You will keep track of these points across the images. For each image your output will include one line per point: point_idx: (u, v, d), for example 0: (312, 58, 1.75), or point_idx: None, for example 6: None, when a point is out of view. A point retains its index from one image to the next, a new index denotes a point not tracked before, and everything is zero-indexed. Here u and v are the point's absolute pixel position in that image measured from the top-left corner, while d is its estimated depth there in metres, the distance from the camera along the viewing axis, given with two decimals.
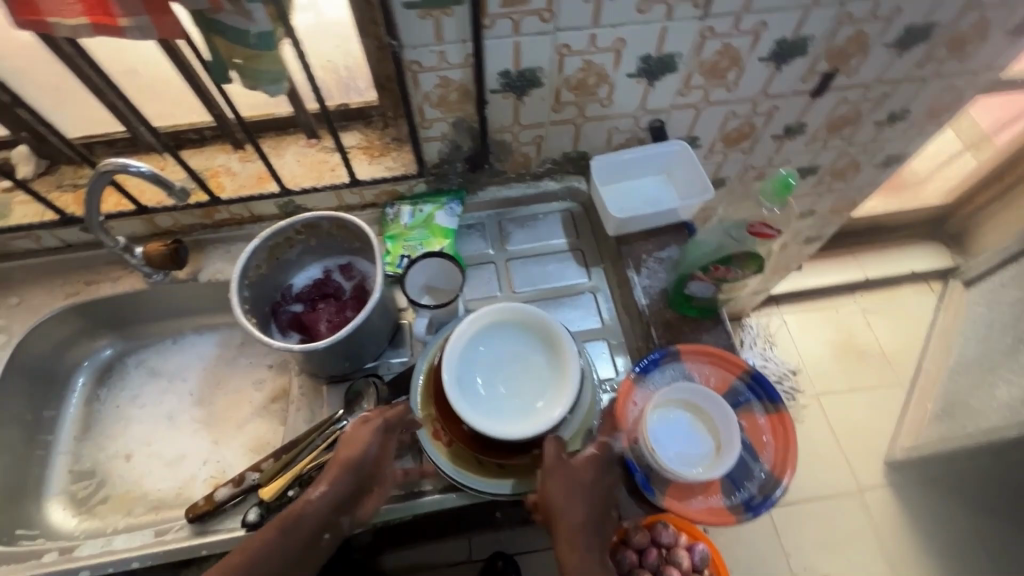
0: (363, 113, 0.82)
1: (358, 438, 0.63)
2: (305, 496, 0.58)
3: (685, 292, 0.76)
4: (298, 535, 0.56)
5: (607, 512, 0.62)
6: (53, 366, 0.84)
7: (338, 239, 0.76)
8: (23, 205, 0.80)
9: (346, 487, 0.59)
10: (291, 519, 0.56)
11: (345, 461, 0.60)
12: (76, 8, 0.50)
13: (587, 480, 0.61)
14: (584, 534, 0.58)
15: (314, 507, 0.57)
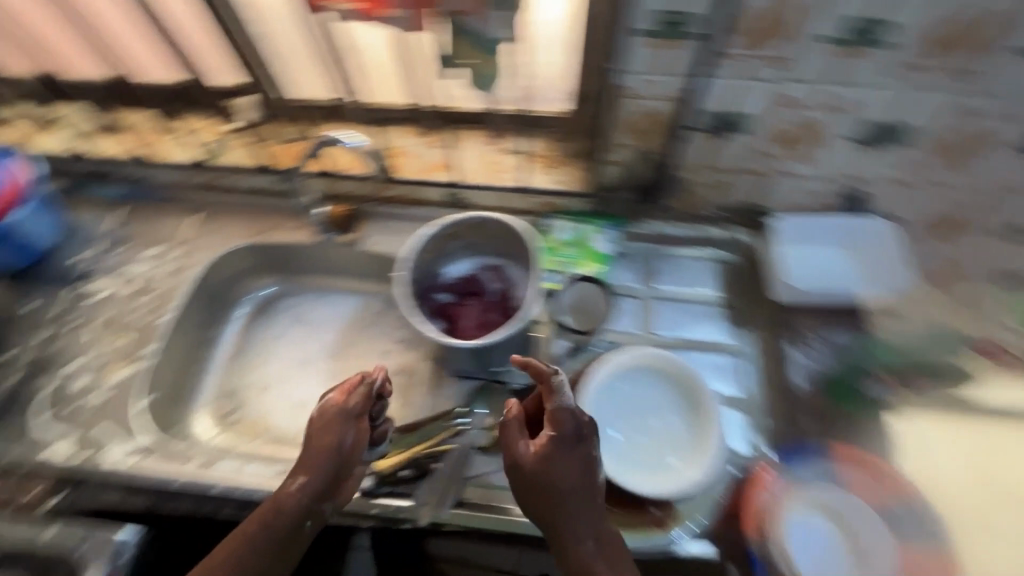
0: (544, 122, 0.82)
1: (329, 419, 0.65)
2: (286, 489, 0.60)
3: (863, 387, 0.74)
4: (279, 526, 0.58)
5: (593, 481, 0.55)
6: (224, 293, 0.93)
7: (501, 240, 0.76)
8: (238, 147, 0.90)
9: (324, 476, 0.61)
10: (270, 509, 0.59)
11: (319, 449, 0.62)
12: None
13: (555, 462, 0.54)
14: (572, 521, 0.54)
15: (290, 496, 0.60)
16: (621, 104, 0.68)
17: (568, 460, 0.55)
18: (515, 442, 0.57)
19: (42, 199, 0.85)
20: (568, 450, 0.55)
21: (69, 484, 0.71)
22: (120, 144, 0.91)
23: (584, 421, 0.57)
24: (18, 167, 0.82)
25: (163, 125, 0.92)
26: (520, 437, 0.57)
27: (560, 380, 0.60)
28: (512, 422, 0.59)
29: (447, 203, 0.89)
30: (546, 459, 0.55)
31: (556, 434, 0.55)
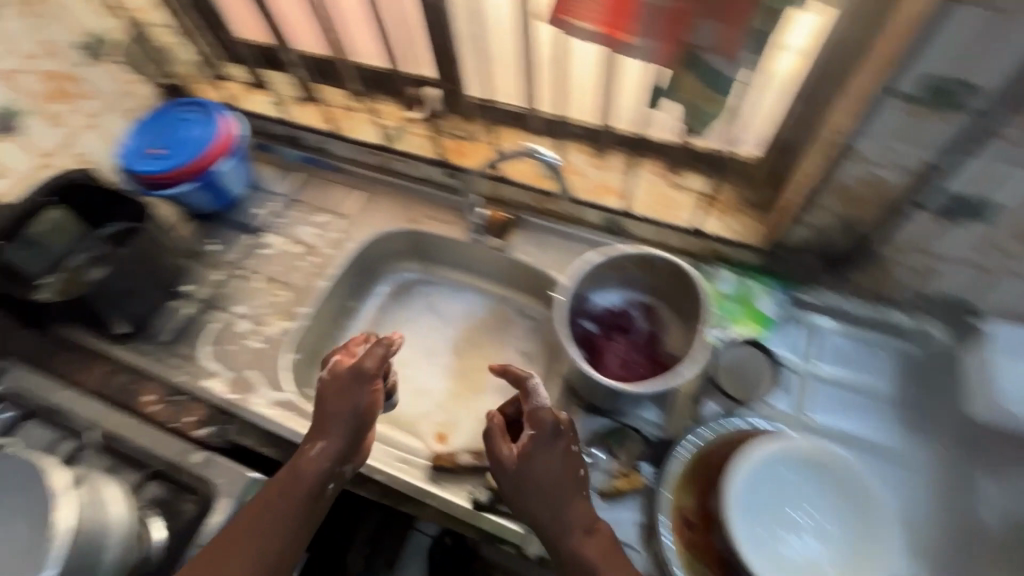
0: (726, 164, 0.78)
1: (342, 386, 0.68)
2: (307, 453, 0.65)
3: None
4: (301, 488, 0.63)
5: (572, 475, 0.62)
6: (372, 270, 0.97)
7: (664, 281, 0.73)
8: (415, 136, 0.94)
9: (341, 441, 0.66)
10: (293, 473, 0.64)
11: (335, 415, 0.66)
12: (603, 22, 0.51)
13: (533, 461, 0.61)
14: (558, 515, 0.60)
15: (311, 462, 0.64)
16: (842, 167, 0.61)
17: (547, 460, 0.61)
18: (499, 446, 0.63)
19: (242, 152, 0.93)
20: (546, 449, 0.62)
21: (218, 420, 0.77)
22: (314, 115, 1.00)
23: (561, 422, 0.63)
24: (228, 120, 0.90)
25: (351, 103, 0.99)
26: (502, 441, 0.63)
27: (536, 384, 0.66)
28: (495, 427, 0.64)
29: (603, 228, 0.87)
30: (527, 459, 0.61)
31: (535, 433, 0.62)
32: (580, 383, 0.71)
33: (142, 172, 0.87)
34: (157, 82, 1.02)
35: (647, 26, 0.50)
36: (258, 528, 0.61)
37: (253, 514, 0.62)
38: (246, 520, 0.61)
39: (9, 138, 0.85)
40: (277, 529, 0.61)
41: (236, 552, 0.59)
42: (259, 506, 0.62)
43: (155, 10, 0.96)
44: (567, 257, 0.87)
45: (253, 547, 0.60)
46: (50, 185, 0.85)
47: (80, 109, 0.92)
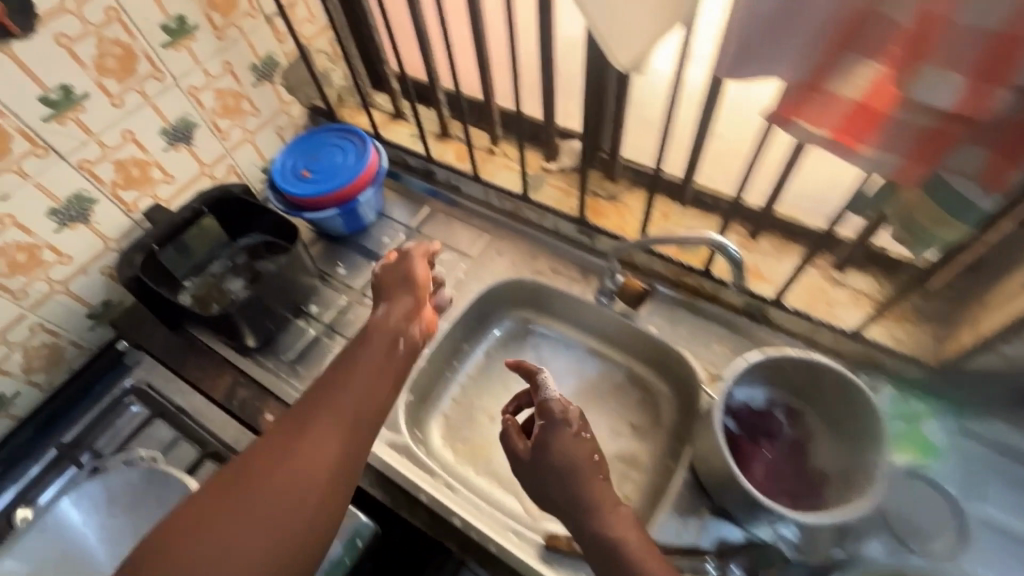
0: (896, 265, 0.73)
1: (400, 272, 0.76)
2: (375, 315, 0.72)
3: None
4: (379, 351, 0.68)
5: (585, 456, 0.64)
6: (488, 315, 0.96)
7: (819, 389, 0.66)
8: (552, 187, 0.93)
9: (401, 301, 0.73)
10: (369, 336, 0.69)
11: (394, 280, 0.75)
12: (835, 126, 0.47)
13: (549, 447, 0.64)
14: (578, 489, 0.61)
15: (384, 324, 0.71)
16: None
17: (560, 446, 0.64)
18: (514, 440, 0.67)
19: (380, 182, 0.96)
20: (557, 432, 0.64)
21: None
22: (452, 152, 1.01)
23: (568, 409, 0.67)
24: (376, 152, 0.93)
25: (489, 146, 0.99)
26: (517, 437, 0.67)
27: (546, 377, 0.70)
28: (509, 425, 0.68)
29: (741, 310, 0.82)
30: (543, 448, 0.64)
31: (544, 423, 0.66)
32: (717, 486, 0.66)
33: (295, 195, 0.90)
34: (308, 103, 1.08)
35: (888, 140, 0.46)
36: (350, 396, 0.63)
37: (342, 384, 0.65)
38: (334, 389, 0.64)
39: (181, 148, 0.89)
40: (367, 394, 0.64)
41: (324, 409, 0.62)
42: (349, 376, 0.65)
43: (320, 38, 1.01)
44: (699, 338, 0.83)
45: (345, 394, 0.63)
46: (205, 196, 0.90)
47: (243, 124, 0.97)
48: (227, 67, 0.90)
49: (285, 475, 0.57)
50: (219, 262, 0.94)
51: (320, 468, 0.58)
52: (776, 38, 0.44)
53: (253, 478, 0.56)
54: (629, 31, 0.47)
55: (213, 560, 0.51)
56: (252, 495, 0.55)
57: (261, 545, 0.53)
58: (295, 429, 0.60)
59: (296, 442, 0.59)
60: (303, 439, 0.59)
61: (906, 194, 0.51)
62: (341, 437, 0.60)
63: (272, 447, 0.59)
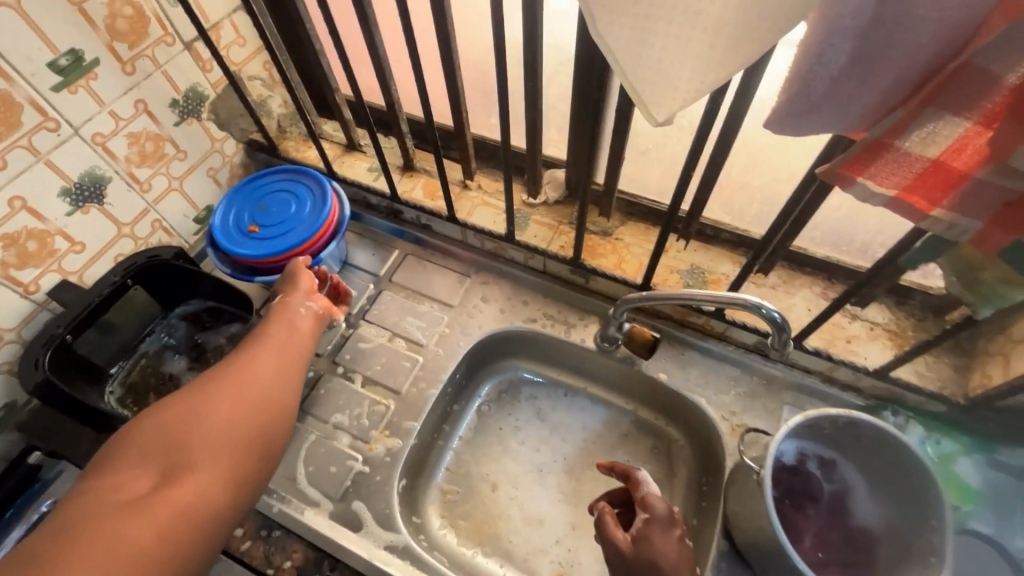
0: (909, 293, 0.70)
1: (289, 280, 0.73)
2: (284, 302, 0.70)
3: None
4: (288, 316, 0.68)
5: (687, 565, 0.55)
6: (478, 369, 0.87)
7: (860, 443, 0.61)
8: (538, 224, 0.84)
9: (299, 284, 0.72)
10: (275, 313, 0.69)
11: (289, 277, 0.73)
12: (901, 182, 0.41)
13: (653, 544, 0.55)
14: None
15: (289, 305, 0.70)
16: None
17: (664, 546, 0.55)
18: (612, 529, 0.57)
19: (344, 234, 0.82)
20: (663, 531, 0.56)
21: (322, 567, 0.66)
22: (421, 188, 0.90)
23: (672, 509, 0.58)
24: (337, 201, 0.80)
25: (462, 179, 0.89)
26: (615, 527, 0.57)
27: (644, 474, 0.62)
28: (606, 514, 0.58)
29: (753, 348, 0.77)
30: (645, 542, 0.55)
31: (651, 516, 0.57)
32: (762, 562, 0.61)
33: (238, 255, 0.76)
34: (244, 138, 0.93)
35: (966, 204, 0.40)
36: (279, 331, 0.66)
37: (266, 324, 0.67)
38: (261, 331, 0.66)
39: (90, 210, 0.73)
40: (290, 329, 0.67)
41: (235, 366, 0.60)
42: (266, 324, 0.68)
43: (252, 62, 0.87)
44: (711, 382, 0.77)
45: (256, 352, 0.63)
46: (129, 264, 0.74)
47: (167, 171, 0.81)
48: (141, 106, 0.74)
49: (230, 382, 0.57)
50: (152, 339, 0.80)
51: (263, 376, 0.60)
52: (846, 93, 0.37)
53: (197, 390, 0.56)
54: (667, 84, 0.39)
55: (171, 444, 0.50)
56: (202, 399, 0.54)
57: (223, 433, 0.52)
58: (226, 361, 0.61)
59: (232, 365, 0.60)
60: (237, 362, 0.61)
61: (968, 252, 0.46)
62: (272, 357, 0.63)
63: (206, 375, 0.59)
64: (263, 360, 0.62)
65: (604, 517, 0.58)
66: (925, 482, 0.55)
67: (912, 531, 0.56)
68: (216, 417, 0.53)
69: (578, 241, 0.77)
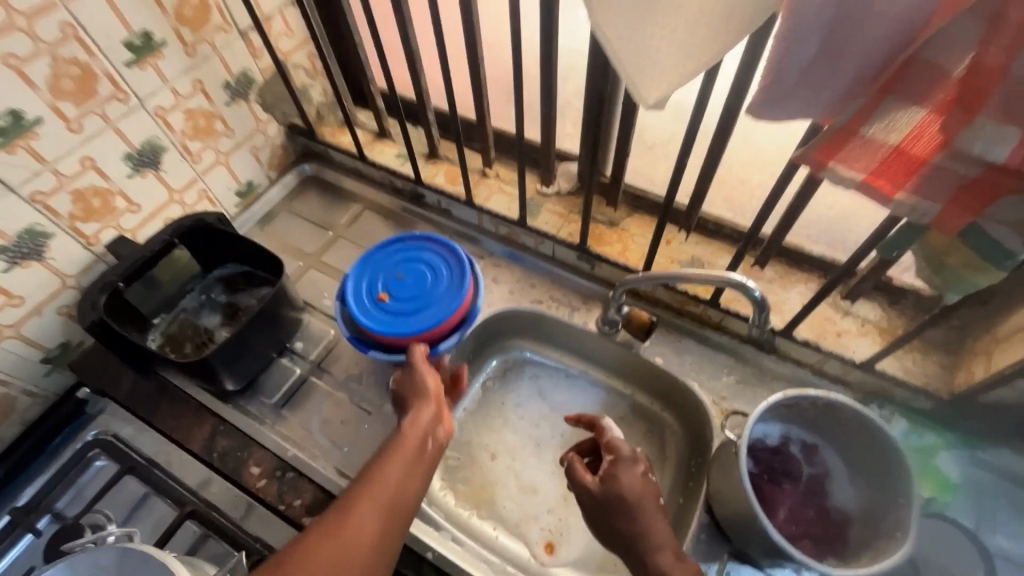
0: (900, 292, 0.73)
1: (414, 386, 0.70)
2: (409, 422, 0.66)
3: None
4: (408, 451, 0.63)
5: (653, 497, 0.62)
6: (485, 346, 0.92)
7: (841, 427, 0.64)
8: (550, 212, 0.90)
9: (426, 402, 0.68)
10: (395, 438, 0.65)
11: (416, 389, 0.69)
12: (870, 166, 0.45)
13: (618, 481, 0.61)
14: (645, 527, 0.59)
15: (416, 427, 0.66)
16: None
17: (631, 482, 0.61)
18: (580, 474, 0.64)
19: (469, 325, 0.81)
20: (628, 468, 0.62)
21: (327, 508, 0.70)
22: (443, 175, 0.96)
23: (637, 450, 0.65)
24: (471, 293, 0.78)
25: (482, 168, 0.95)
26: (584, 473, 0.64)
27: (608, 422, 0.68)
28: (574, 462, 0.66)
29: (746, 339, 0.80)
30: (613, 480, 0.62)
31: (615, 458, 0.63)
32: (738, 531, 0.64)
33: (364, 324, 0.75)
34: (286, 121, 1.01)
35: (926, 186, 0.43)
36: (392, 478, 0.61)
37: (384, 464, 0.62)
38: (376, 475, 0.61)
39: (147, 174, 0.81)
40: (405, 476, 0.62)
41: (350, 520, 0.57)
42: (382, 457, 0.62)
43: (298, 52, 0.95)
44: (704, 370, 0.81)
45: (370, 503, 0.59)
46: (177, 226, 0.81)
47: (215, 146, 0.90)
48: (198, 86, 0.83)
49: (337, 550, 0.55)
50: (192, 296, 0.88)
51: (373, 559, 0.56)
52: (816, 82, 0.42)
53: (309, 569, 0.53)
54: (655, 70, 0.45)
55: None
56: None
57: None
58: (340, 516, 0.57)
59: (343, 533, 0.56)
60: (346, 525, 0.56)
61: (934, 237, 0.49)
62: (381, 521, 0.58)
63: (317, 534, 0.56)
64: (373, 531, 0.57)
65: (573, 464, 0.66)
66: (897, 463, 0.58)
67: (886, 511, 0.59)
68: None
69: (585, 227, 0.82)
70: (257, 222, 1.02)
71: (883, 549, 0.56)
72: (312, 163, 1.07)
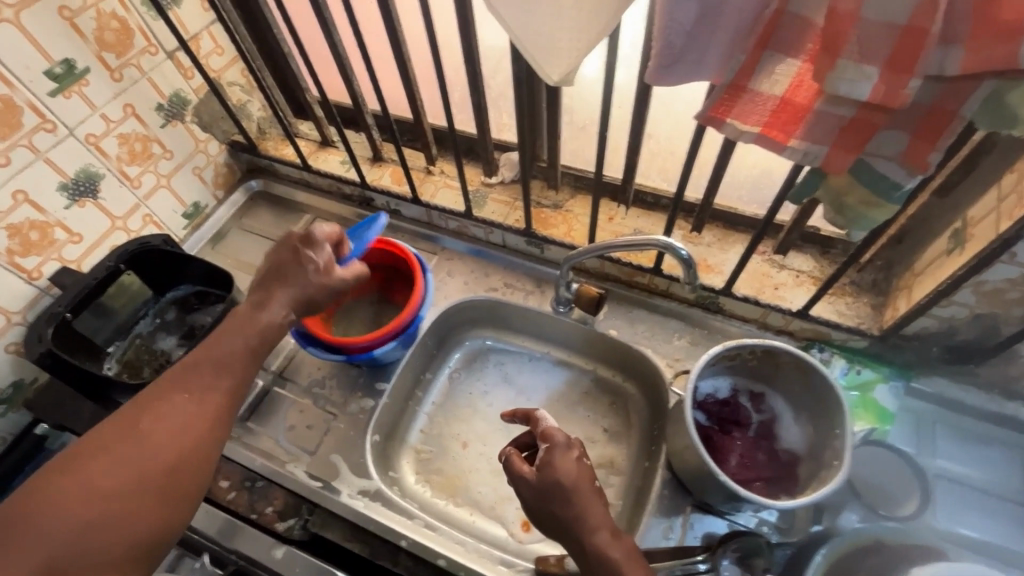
0: (828, 242, 0.77)
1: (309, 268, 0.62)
2: (266, 304, 0.61)
3: None
4: (255, 332, 0.60)
5: (590, 481, 0.57)
6: (447, 340, 0.93)
7: (782, 370, 0.67)
8: (495, 201, 0.92)
9: (295, 293, 0.62)
10: (241, 317, 0.60)
11: (299, 273, 0.62)
12: (763, 117, 0.48)
13: (553, 466, 0.57)
14: (582, 508, 0.55)
15: (269, 308, 0.61)
16: (990, 268, 0.57)
17: (566, 466, 0.57)
18: (519, 467, 0.59)
19: (412, 334, 0.81)
20: (562, 453, 0.58)
21: (301, 511, 0.73)
22: (389, 176, 0.97)
23: (570, 435, 0.61)
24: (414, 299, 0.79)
25: (426, 166, 0.96)
26: (522, 463, 0.59)
27: (543, 412, 0.66)
28: (512, 455, 0.60)
29: (692, 302, 0.84)
30: (548, 467, 0.57)
31: (550, 444, 0.59)
32: (698, 484, 0.66)
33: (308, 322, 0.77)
34: (226, 139, 1.01)
35: (812, 129, 0.46)
36: (216, 365, 0.57)
37: (207, 350, 0.58)
38: (194, 361, 0.57)
39: (86, 203, 0.81)
40: (235, 357, 0.58)
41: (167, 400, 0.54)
42: (212, 341, 0.59)
43: (230, 70, 0.96)
44: (656, 336, 0.84)
45: (191, 384, 0.55)
46: (122, 251, 0.81)
47: (155, 169, 0.89)
48: (129, 110, 0.83)
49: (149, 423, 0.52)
50: (146, 321, 0.88)
51: (192, 439, 0.53)
52: (699, 46, 0.45)
53: (103, 454, 0.50)
54: (550, 49, 0.47)
55: (67, 540, 0.46)
56: (111, 477, 0.49)
57: (134, 526, 0.49)
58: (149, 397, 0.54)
59: (152, 416, 0.53)
60: (154, 412, 0.53)
61: (834, 182, 0.52)
62: (200, 403, 0.55)
63: (116, 426, 0.52)
64: (188, 408, 0.54)
65: (511, 456, 0.60)
66: (833, 397, 0.62)
67: (826, 442, 0.63)
68: (124, 504, 0.49)
69: (528, 212, 0.84)
70: (208, 243, 1.01)
71: (825, 478, 0.60)
72: (258, 179, 1.07)
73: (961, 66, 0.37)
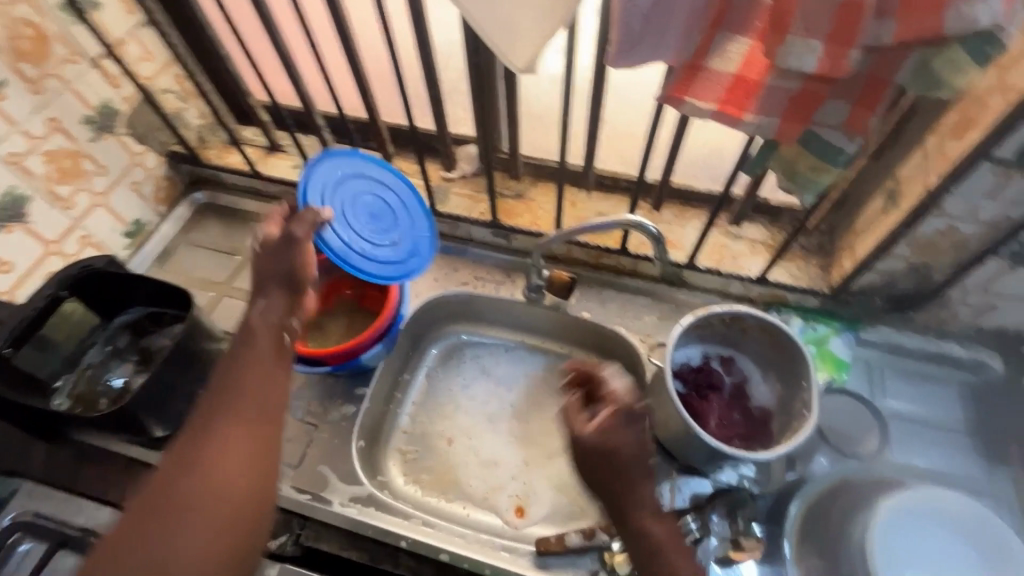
0: (777, 211, 0.82)
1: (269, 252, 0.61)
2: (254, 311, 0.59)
3: None
4: (257, 346, 0.58)
5: (646, 457, 0.56)
6: (421, 338, 0.93)
7: (749, 334, 0.72)
8: (458, 196, 0.92)
9: (276, 292, 0.60)
10: (241, 335, 0.58)
11: (269, 270, 0.61)
12: (719, 93, 0.50)
13: (614, 437, 0.55)
14: (631, 484, 0.55)
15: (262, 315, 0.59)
16: (923, 222, 0.62)
17: (626, 439, 0.55)
18: (576, 422, 0.57)
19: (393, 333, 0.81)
20: (625, 429, 0.55)
21: (291, 526, 0.73)
22: None
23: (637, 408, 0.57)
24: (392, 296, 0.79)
25: None
26: (580, 419, 0.57)
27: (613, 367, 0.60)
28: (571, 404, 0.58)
29: (658, 278, 0.87)
30: (608, 437, 0.55)
31: (615, 412, 0.56)
32: (684, 449, 0.69)
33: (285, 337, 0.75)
34: (164, 150, 0.95)
35: (765, 101, 0.49)
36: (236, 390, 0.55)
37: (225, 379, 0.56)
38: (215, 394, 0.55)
39: (13, 228, 0.75)
40: (251, 377, 0.56)
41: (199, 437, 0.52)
42: (226, 370, 0.56)
43: (163, 76, 0.89)
44: (627, 314, 0.87)
45: (218, 412, 0.53)
46: (62, 278, 0.75)
47: (88, 187, 0.83)
48: (54, 125, 0.77)
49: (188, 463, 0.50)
50: (95, 351, 0.82)
51: (243, 468, 0.51)
52: (656, 29, 0.46)
53: (152, 507, 0.48)
54: (513, 37, 0.48)
55: None
56: (173, 518, 0.47)
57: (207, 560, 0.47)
58: (196, 431, 0.52)
59: (199, 458, 0.51)
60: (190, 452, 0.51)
61: (785, 152, 0.56)
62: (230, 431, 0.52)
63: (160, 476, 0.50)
64: (220, 440, 0.52)
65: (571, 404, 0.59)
66: (799, 355, 0.67)
67: (795, 396, 0.68)
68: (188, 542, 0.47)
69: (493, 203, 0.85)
70: (154, 261, 0.95)
71: (796, 428, 0.65)
72: (203, 190, 1.01)
73: (894, 36, 0.41)
